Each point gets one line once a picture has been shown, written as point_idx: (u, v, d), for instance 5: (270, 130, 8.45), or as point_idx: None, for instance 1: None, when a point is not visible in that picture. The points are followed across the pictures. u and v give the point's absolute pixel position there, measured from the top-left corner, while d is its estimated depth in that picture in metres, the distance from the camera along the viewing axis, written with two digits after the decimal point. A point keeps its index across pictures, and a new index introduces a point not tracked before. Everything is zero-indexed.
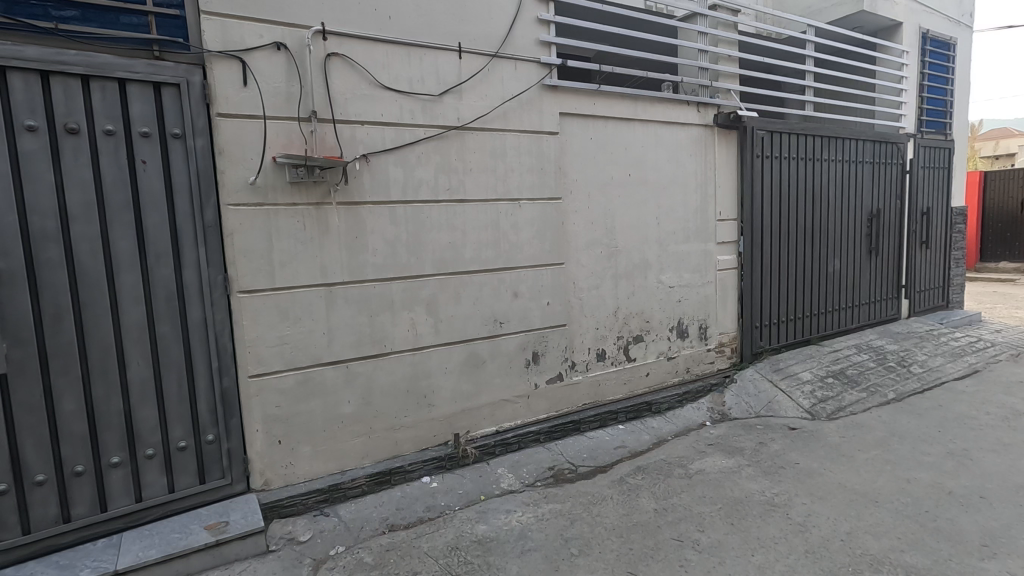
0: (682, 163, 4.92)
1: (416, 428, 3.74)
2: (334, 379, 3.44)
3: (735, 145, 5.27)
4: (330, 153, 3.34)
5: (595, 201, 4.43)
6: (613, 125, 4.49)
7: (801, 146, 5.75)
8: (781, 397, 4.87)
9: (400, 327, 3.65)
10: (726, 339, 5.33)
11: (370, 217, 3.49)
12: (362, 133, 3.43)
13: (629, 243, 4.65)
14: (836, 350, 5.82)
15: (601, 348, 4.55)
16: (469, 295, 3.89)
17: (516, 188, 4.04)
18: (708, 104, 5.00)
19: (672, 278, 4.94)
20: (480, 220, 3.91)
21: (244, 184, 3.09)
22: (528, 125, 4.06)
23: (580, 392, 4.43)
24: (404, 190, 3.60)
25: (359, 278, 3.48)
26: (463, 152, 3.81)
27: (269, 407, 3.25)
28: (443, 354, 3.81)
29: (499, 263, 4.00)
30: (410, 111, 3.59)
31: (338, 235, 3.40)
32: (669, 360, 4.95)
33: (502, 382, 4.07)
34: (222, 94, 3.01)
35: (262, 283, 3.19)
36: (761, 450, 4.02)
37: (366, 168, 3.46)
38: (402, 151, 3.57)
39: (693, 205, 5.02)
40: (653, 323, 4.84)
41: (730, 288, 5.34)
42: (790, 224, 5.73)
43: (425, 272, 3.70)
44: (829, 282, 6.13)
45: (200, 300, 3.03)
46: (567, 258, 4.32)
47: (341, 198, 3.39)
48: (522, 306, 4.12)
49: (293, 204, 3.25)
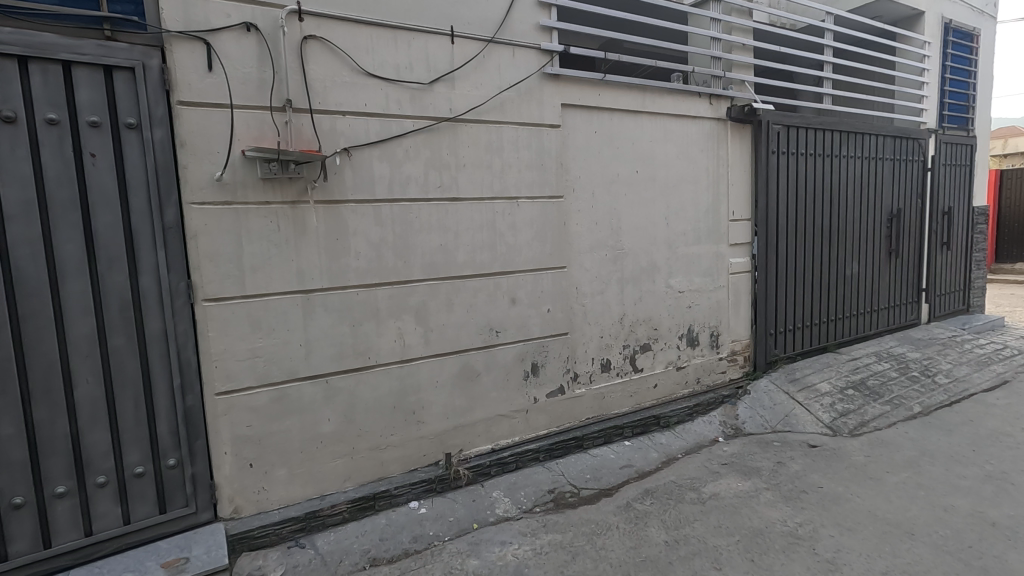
0: (692, 159, 4.59)
1: (404, 447, 3.43)
2: (312, 395, 3.12)
3: (749, 140, 4.93)
4: (307, 147, 3.02)
5: (599, 199, 4.11)
6: (619, 118, 4.16)
7: (818, 141, 5.40)
8: (798, 410, 4.55)
9: (386, 338, 3.33)
10: (738, 347, 5.00)
11: (353, 217, 3.18)
12: (343, 124, 3.12)
13: (636, 245, 4.33)
14: (855, 358, 5.48)
15: (605, 358, 4.23)
16: (462, 302, 3.57)
17: (514, 185, 3.72)
18: (721, 96, 4.66)
19: (681, 282, 4.61)
20: (475, 220, 3.59)
21: (209, 180, 2.78)
22: (527, 117, 3.74)
23: (583, 405, 4.11)
24: (391, 187, 3.28)
25: (340, 284, 3.16)
26: (456, 147, 3.49)
27: (239, 427, 2.94)
28: (433, 366, 3.50)
29: (496, 267, 3.68)
30: (397, 101, 3.28)
31: (317, 237, 3.08)
32: (678, 370, 4.63)
33: (498, 396, 3.75)
34: (184, 80, 2.69)
35: (231, 290, 2.88)
36: (780, 471, 3.69)
37: (348, 163, 3.14)
38: (389, 144, 3.26)
39: (704, 205, 4.69)
40: (661, 330, 4.52)
41: (743, 293, 5.01)
42: (807, 224, 5.39)
43: (414, 277, 3.39)
44: (847, 286, 5.79)
45: (160, 310, 2.72)
46: (569, 262, 4.00)
47: (320, 196, 3.07)
48: (520, 314, 3.80)
49: (266, 202, 2.94)
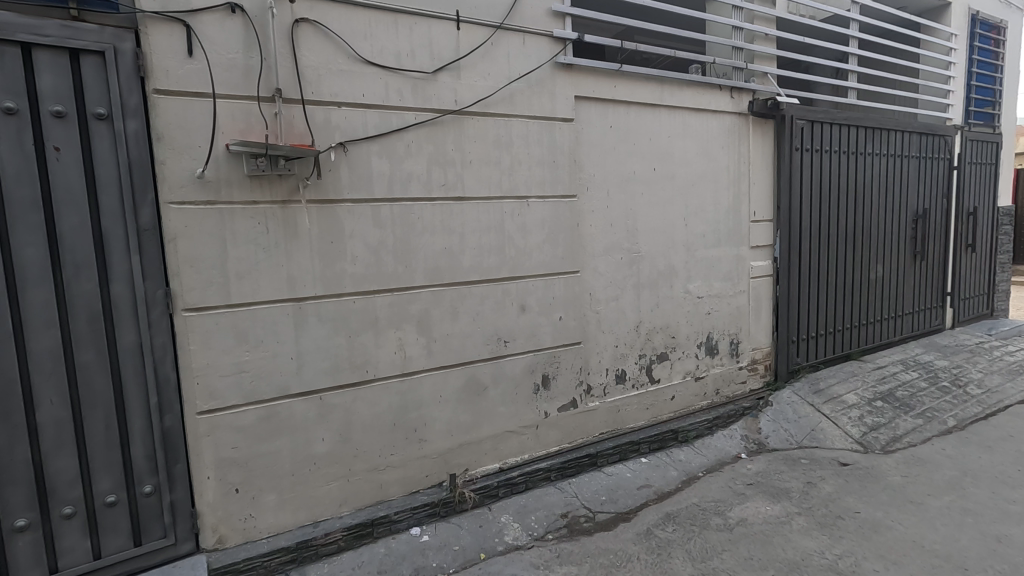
0: (712, 156, 4.31)
1: (405, 468, 3.17)
2: (304, 413, 2.86)
3: (771, 136, 4.65)
4: (298, 141, 2.75)
5: (615, 198, 3.83)
6: (636, 112, 3.89)
7: (843, 138, 5.12)
8: (826, 424, 4.27)
9: (385, 349, 3.06)
10: (759, 355, 4.73)
11: (349, 218, 2.91)
12: (339, 116, 2.85)
13: (653, 248, 4.05)
14: (881, 367, 5.20)
15: (620, 368, 3.96)
16: (467, 310, 3.30)
17: (524, 184, 3.44)
18: (743, 89, 4.38)
19: (700, 287, 4.33)
20: (482, 221, 3.32)
21: (190, 177, 2.51)
22: (538, 110, 3.47)
23: (596, 419, 3.84)
24: (391, 186, 3.01)
25: (335, 291, 2.90)
26: (462, 142, 3.22)
27: (224, 448, 2.67)
28: (437, 380, 3.23)
29: (504, 272, 3.41)
30: (398, 91, 3.00)
31: (310, 240, 2.82)
32: (697, 381, 4.35)
33: (506, 411, 3.48)
34: (160, 66, 2.42)
35: (215, 299, 2.61)
36: (812, 493, 3.42)
37: (344, 159, 2.87)
38: (389, 139, 2.99)
39: (724, 205, 4.42)
40: (679, 338, 4.24)
41: (765, 298, 4.74)
42: (832, 225, 5.10)
43: (416, 284, 3.12)
44: (872, 290, 5.51)
45: (135, 321, 2.46)
46: (582, 266, 3.73)
47: (313, 195, 2.80)
48: (530, 322, 3.53)
49: (253, 202, 2.67)
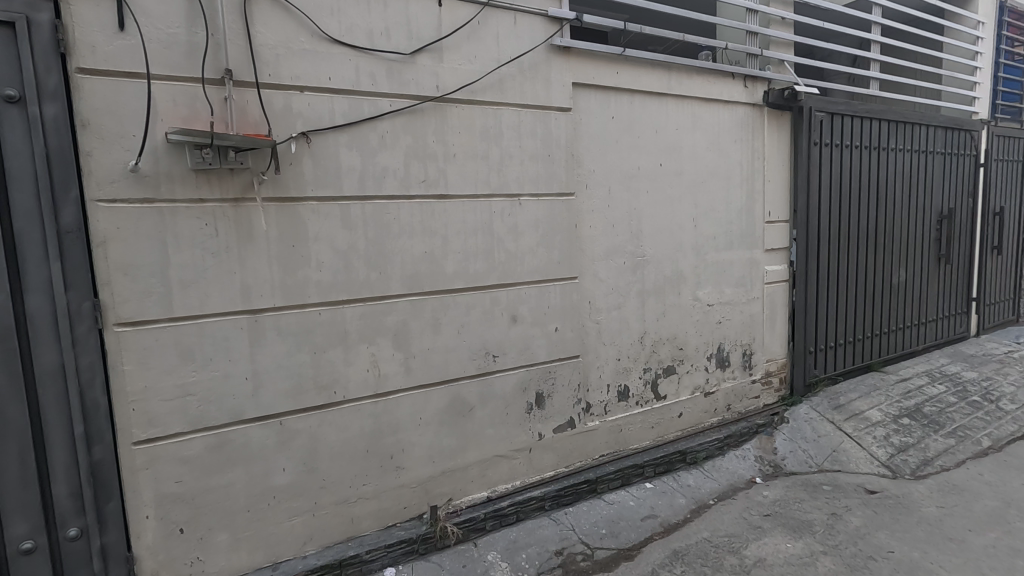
0: (724, 152, 3.95)
1: (380, 500, 2.82)
2: (261, 440, 2.51)
3: (788, 129, 4.28)
4: (253, 130, 2.40)
5: (617, 196, 3.47)
6: (640, 102, 3.52)
7: (865, 132, 4.73)
8: (848, 445, 3.90)
9: (356, 367, 2.71)
10: (773, 367, 4.36)
11: (313, 219, 2.56)
12: (301, 103, 2.50)
13: (659, 251, 3.69)
14: (905, 379, 4.82)
15: (623, 384, 3.60)
16: (451, 322, 2.95)
17: (516, 181, 3.09)
18: (758, 77, 4.01)
19: (710, 294, 3.97)
20: (467, 222, 2.96)
21: (123, 171, 2.17)
22: (531, 98, 3.11)
23: (596, 440, 3.49)
24: (363, 183, 2.66)
25: (297, 301, 2.55)
26: (444, 133, 2.86)
27: (166, 483, 2.33)
28: (416, 400, 2.88)
29: (494, 278, 3.06)
30: (370, 76, 2.65)
31: (267, 244, 2.47)
32: (706, 396, 3.99)
33: (495, 433, 3.13)
34: (85, 41, 2.08)
35: (154, 312, 2.26)
36: (837, 527, 3.06)
37: (307, 151, 2.52)
38: (360, 128, 2.64)
39: (736, 204, 4.05)
40: (687, 350, 3.89)
41: (780, 305, 4.37)
42: (852, 226, 4.72)
43: (392, 292, 2.77)
44: (894, 296, 5.13)
45: (56, 339, 2.12)
46: (581, 272, 3.37)
47: (271, 192, 2.46)
48: (523, 335, 3.18)
49: (199, 200, 2.32)
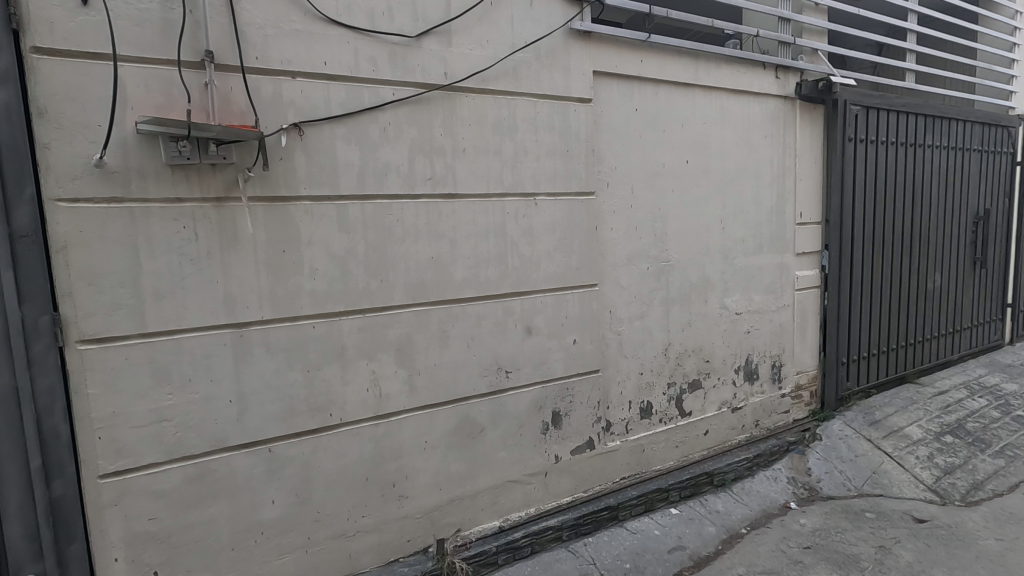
0: (754, 148, 3.65)
1: (381, 533, 2.54)
2: (247, 470, 2.23)
3: (820, 124, 3.98)
4: (237, 121, 2.12)
5: (640, 196, 3.18)
6: (666, 93, 3.23)
7: (903, 127, 4.40)
8: (889, 466, 3.61)
9: (354, 387, 2.43)
10: (804, 380, 4.06)
11: (307, 222, 2.28)
12: (294, 91, 2.22)
13: (684, 256, 3.40)
14: (943, 392, 4.51)
15: (646, 400, 3.32)
16: (460, 335, 2.67)
17: (532, 179, 2.81)
18: (790, 68, 3.71)
19: (738, 302, 3.68)
20: (478, 225, 2.68)
21: (88, 166, 1.89)
22: (548, 87, 2.82)
23: (616, 462, 3.20)
24: (363, 181, 2.38)
25: (288, 314, 2.27)
26: (453, 125, 2.58)
27: (137, 521, 2.05)
28: (420, 422, 2.60)
29: (507, 287, 2.78)
30: (372, 60, 2.37)
31: (254, 249, 2.19)
32: (733, 412, 3.69)
33: (508, 456, 2.85)
34: (41, 15, 1.80)
35: (124, 327, 1.99)
36: (888, 564, 2.77)
37: (299, 144, 2.24)
38: (359, 120, 2.36)
39: (766, 205, 3.75)
40: (714, 363, 3.59)
41: (811, 312, 4.07)
42: (888, 227, 4.39)
43: (395, 303, 2.49)
44: (929, 302, 4.80)
45: (8, 360, 1.85)
46: (602, 279, 3.08)
47: (258, 191, 2.17)
48: (538, 348, 2.89)
49: (175, 199, 2.04)
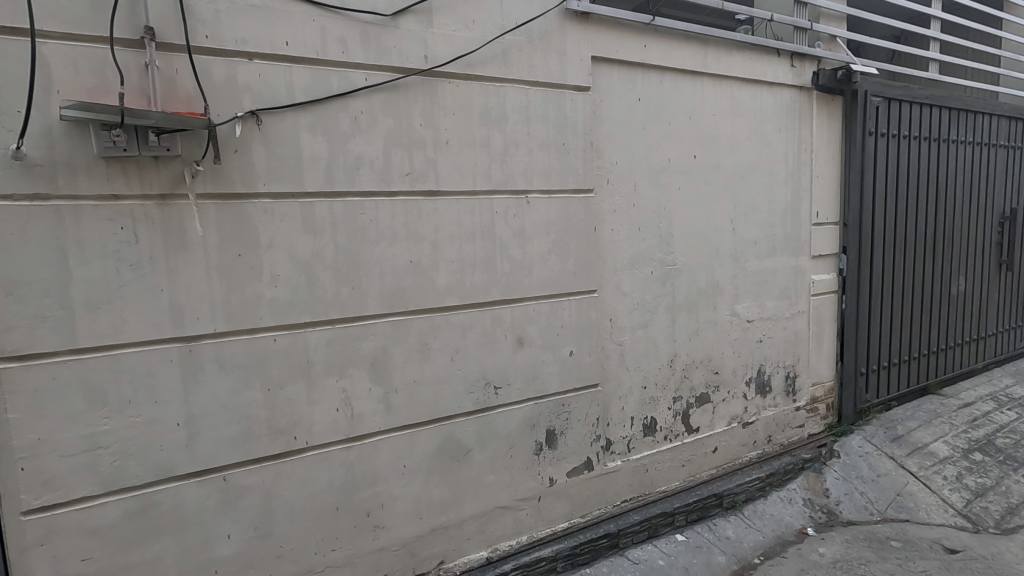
0: (768, 142, 3.38)
1: (353, 567, 2.28)
2: (198, 502, 1.98)
3: (838, 117, 3.70)
4: (184, 108, 1.87)
5: (643, 193, 2.91)
6: (671, 82, 2.96)
7: (928, 121, 4.10)
8: (914, 488, 3.33)
9: (322, 406, 2.18)
10: (820, 392, 3.78)
11: (268, 222, 2.03)
12: (251, 75, 1.97)
13: (692, 259, 3.13)
14: (970, 404, 4.21)
15: (649, 416, 3.05)
16: (444, 347, 2.41)
17: (524, 175, 2.54)
18: (806, 55, 3.43)
19: (749, 308, 3.40)
20: (463, 226, 2.42)
21: (6, 159, 1.65)
22: (542, 74, 2.56)
23: (617, 484, 2.94)
24: (332, 177, 2.13)
25: (245, 326, 2.02)
26: (435, 114, 2.32)
27: (68, 562, 1.80)
28: (398, 444, 2.34)
29: (496, 294, 2.52)
30: (341, 41, 2.12)
31: (206, 253, 1.94)
32: (744, 428, 3.42)
33: (497, 480, 2.59)
34: None
35: (50, 343, 1.74)
36: None
37: (257, 135, 1.99)
38: (327, 108, 2.11)
39: (780, 203, 3.47)
40: (723, 375, 3.32)
41: (827, 320, 3.79)
42: (911, 228, 4.08)
43: (368, 312, 2.23)
44: (954, 308, 4.49)
45: None
46: (601, 284, 2.82)
47: (209, 187, 1.92)
48: (530, 361, 2.63)
49: (111, 196, 1.79)
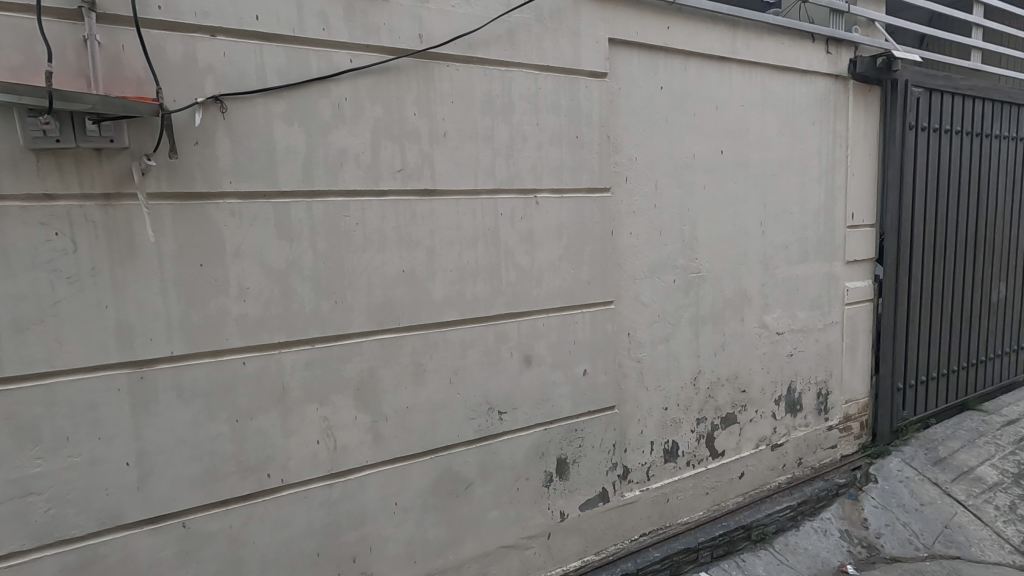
0: (801, 136, 3.07)
1: None
2: (154, 553, 1.69)
3: (875, 109, 3.38)
4: (133, 92, 1.59)
5: (665, 192, 2.61)
6: (697, 68, 2.66)
7: (970, 113, 3.77)
8: (963, 520, 3.03)
9: (300, 439, 1.89)
10: (854, 410, 3.46)
11: (235, 227, 1.74)
12: (214, 54, 1.69)
13: (718, 265, 2.82)
14: (1015, 422, 3.88)
15: (670, 440, 2.75)
16: (441, 368, 2.12)
17: (533, 172, 2.25)
18: (843, 40, 3.12)
19: (779, 319, 3.09)
20: (464, 230, 2.13)
21: None
22: (554, 58, 2.26)
23: (636, 517, 2.64)
24: (311, 174, 1.84)
25: (207, 348, 1.73)
26: (431, 103, 2.03)
27: None
28: (389, 479, 2.05)
29: (502, 307, 2.22)
30: (322, 15, 1.83)
31: (161, 263, 1.65)
32: (773, 450, 3.11)
33: (502, 517, 2.29)
34: None
35: None
36: None
37: (221, 124, 1.70)
38: (304, 94, 1.82)
39: (814, 204, 3.16)
40: (751, 393, 3.01)
41: (862, 330, 3.47)
42: (952, 230, 3.75)
43: (353, 329, 1.94)
44: (996, 316, 4.15)
45: None
46: (619, 294, 2.52)
47: (163, 185, 1.64)
48: (539, 382, 2.33)
49: (44, 196, 1.51)
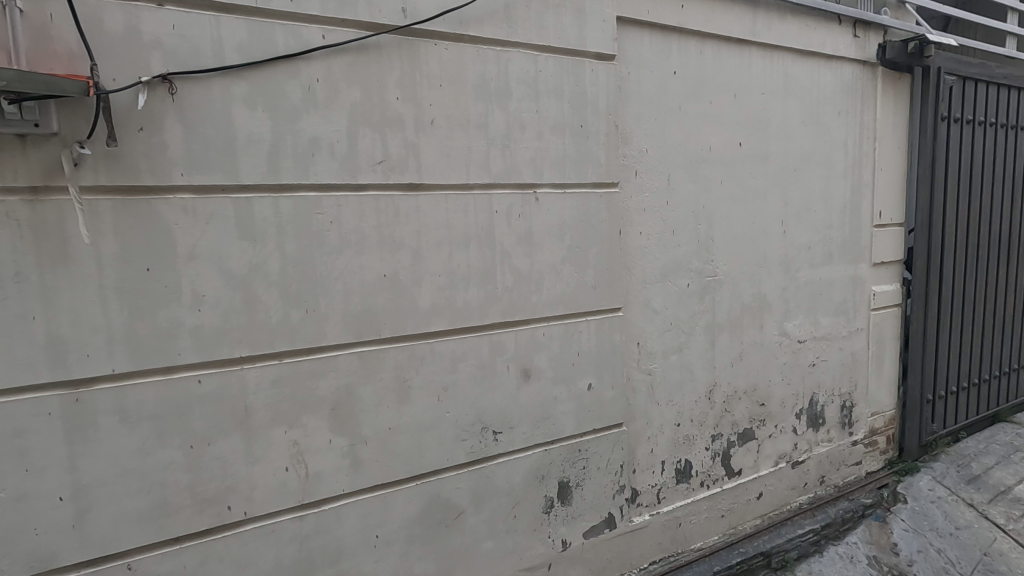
0: (825, 128, 2.82)
1: None
2: None
3: (904, 99, 3.13)
4: (64, 70, 1.37)
5: (679, 188, 2.37)
6: (714, 52, 2.42)
7: (1006, 104, 3.50)
8: (1003, 547, 2.78)
9: (266, 466, 1.67)
10: (880, 424, 3.21)
11: (188, 227, 1.52)
12: (161, 26, 1.46)
13: (736, 268, 2.58)
14: None
15: (683, 460, 2.51)
16: (428, 384, 1.89)
17: (532, 166, 2.02)
18: (871, 23, 2.87)
19: (802, 327, 2.85)
20: (454, 229, 1.90)
21: None
22: (556, 38, 2.03)
23: (646, 544, 2.41)
24: (279, 167, 1.62)
25: (155, 364, 1.51)
26: (416, 86, 1.80)
27: None
28: (369, 510, 1.82)
29: (497, 316, 1.99)
30: None
31: (99, 268, 1.43)
32: (794, 468, 2.86)
33: (498, 548, 2.07)
34: None
35: None
36: None
37: (170, 107, 1.48)
38: (270, 74, 1.59)
39: (839, 201, 2.91)
40: (770, 407, 2.77)
41: (889, 338, 3.22)
42: (986, 229, 3.49)
43: (327, 342, 1.72)
44: None
45: None
46: (628, 301, 2.29)
47: (101, 177, 1.42)
48: (539, 398, 2.10)
49: None
